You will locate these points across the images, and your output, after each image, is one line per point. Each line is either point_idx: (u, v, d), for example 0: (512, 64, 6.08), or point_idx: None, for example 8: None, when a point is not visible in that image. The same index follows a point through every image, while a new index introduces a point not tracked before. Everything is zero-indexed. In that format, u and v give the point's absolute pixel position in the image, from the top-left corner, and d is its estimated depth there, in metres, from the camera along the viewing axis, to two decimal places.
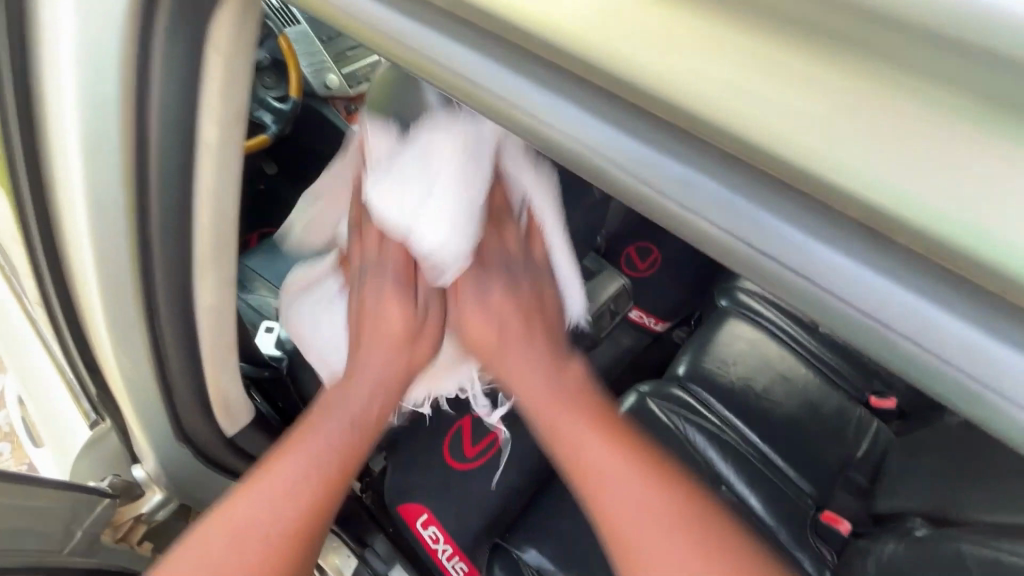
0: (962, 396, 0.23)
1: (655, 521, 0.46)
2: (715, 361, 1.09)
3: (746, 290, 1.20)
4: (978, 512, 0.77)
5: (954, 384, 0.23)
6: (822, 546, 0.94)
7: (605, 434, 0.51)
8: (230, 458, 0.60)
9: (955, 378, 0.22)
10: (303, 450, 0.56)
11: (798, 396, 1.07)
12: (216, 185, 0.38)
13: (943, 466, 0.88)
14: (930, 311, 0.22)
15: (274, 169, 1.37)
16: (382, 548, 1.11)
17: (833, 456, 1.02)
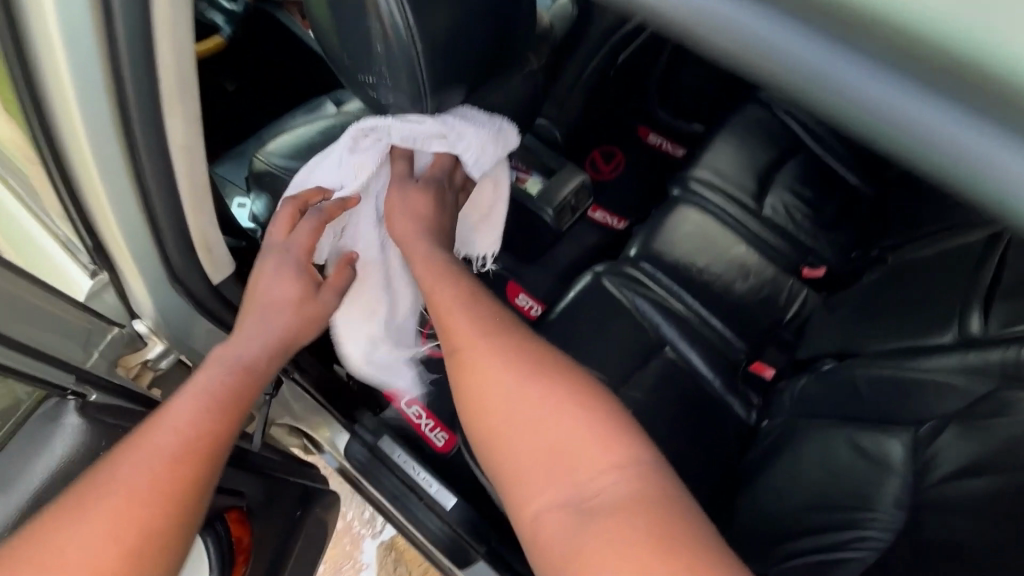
0: (965, 175, 0.28)
1: (569, 434, 0.62)
2: (666, 240, 1.20)
3: (698, 179, 1.31)
4: (876, 344, 0.90)
5: (946, 154, 0.29)
6: (750, 392, 1.08)
7: (531, 376, 0.67)
8: (217, 305, 0.73)
9: (920, 133, 0.29)
10: (101, 473, 0.59)
11: (738, 269, 1.18)
12: (175, 21, 0.44)
13: (857, 313, 1.01)
14: (866, 83, 0.29)
15: (235, 87, 1.36)
16: (370, 421, 1.22)
17: (764, 320, 1.14)
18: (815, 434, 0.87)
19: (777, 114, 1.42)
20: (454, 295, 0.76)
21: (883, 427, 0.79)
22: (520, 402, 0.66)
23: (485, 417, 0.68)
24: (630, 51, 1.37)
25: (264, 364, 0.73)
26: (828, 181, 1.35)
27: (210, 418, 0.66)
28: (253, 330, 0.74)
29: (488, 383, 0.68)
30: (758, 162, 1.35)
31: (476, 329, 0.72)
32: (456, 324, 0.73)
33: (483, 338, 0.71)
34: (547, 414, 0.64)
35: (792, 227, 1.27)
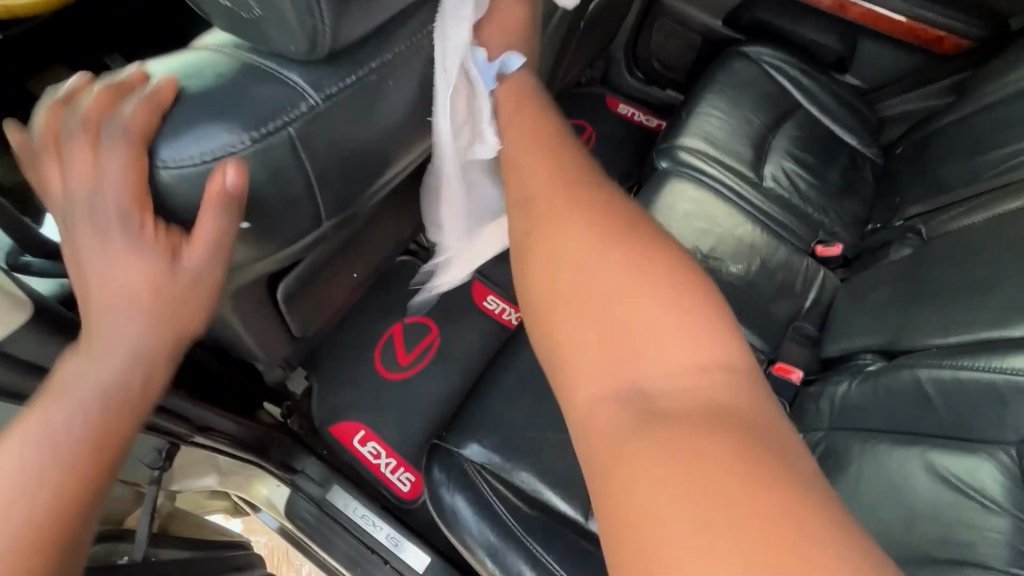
0: None
1: (675, 372, 0.38)
2: (659, 224, 1.00)
3: (687, 149, 1.11)
4: (932, 338, 0.74)
5: None
6: (773, 398, 0.91)
7: (635, 276, 0.42)
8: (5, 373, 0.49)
9: None
10: None
11: (746, 252, 1.00)
12: None
13: (899, 296, 0.84)
14: None
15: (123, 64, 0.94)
16: (316, 471, 0.98)
17: (780, 310, 0.97)
18: (873, 453, 0.70)
19: (766, 71, 1.24)
20: (541, 167, 0.52)
21: (964, 445, 0.63)
22: (599, 287, 0.42)
23: (546, 244, 0.46)
24: (599, 2, 1.15)
25: (106, 435, 0.42)
26: (830, 145, 1.19)
27: (83, 463, 0.41)
28: (104, 355, 0.43)
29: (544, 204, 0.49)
30: (752, 126, 1.17)
31: (546, 177, 0.51)
32: (541, 194, 0.50)
33: (569, 211, 0.47)
34: (652, 324, 0.40)
35: (797, 199, 1.10)
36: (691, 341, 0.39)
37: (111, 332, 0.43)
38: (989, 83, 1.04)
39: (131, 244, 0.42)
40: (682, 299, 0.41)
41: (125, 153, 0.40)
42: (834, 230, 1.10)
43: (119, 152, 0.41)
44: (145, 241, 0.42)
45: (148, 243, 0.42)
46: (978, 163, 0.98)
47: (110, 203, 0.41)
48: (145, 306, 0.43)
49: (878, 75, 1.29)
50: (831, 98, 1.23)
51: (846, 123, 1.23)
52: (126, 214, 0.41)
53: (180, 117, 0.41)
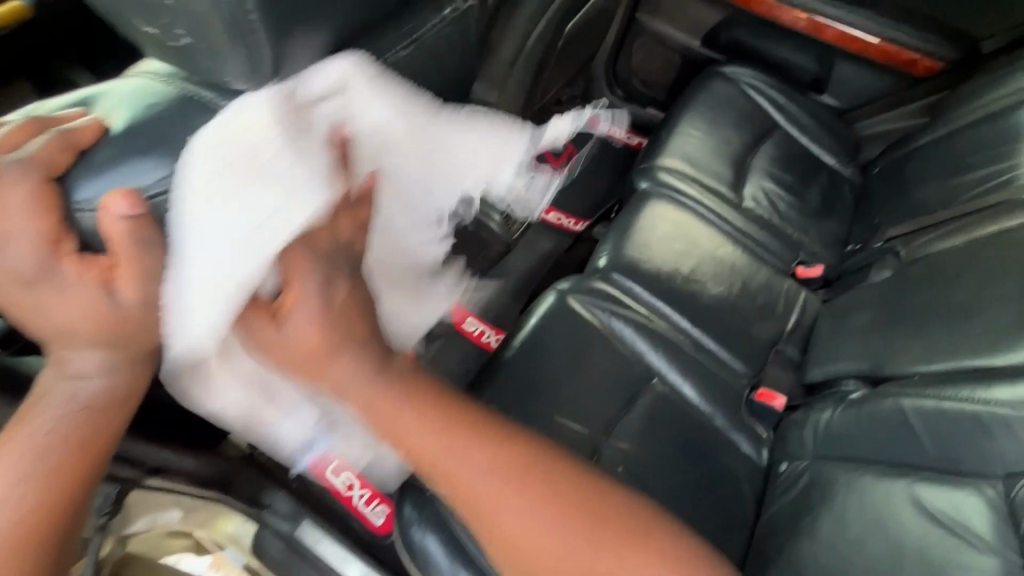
0: None
1: (609, 569, 0.45)
2: (639, 245, 0.98)
3: (667, 169, 1.10)
4: (915, 365, 0.73)
5: None
6: (756, 425, 0.88)
7: (566, 514, 0.47)
8: None
9: None
10: None
11: (727, 273, 0.99)
12: None
13: (880, 320, 0.83)
14: None
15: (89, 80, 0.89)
16: (284, 506, 0.93)
17: (762, 332, 0.95)
18: (859, 485, 0.68)
19: (744, 91, 1.24)
20: (399, 396, 0.48)
21: (952, 479, 0.62)
22: (536, 540, 0.46)
23: (470, 519, 0.47)
24: (577, 22, 1.14)
25: (64, 466, 0.46)
26: (809, 165, 1.20)
27: (76, 460, 0.46)
28: (66, 390, 0.46)
29: (439, 472, 0.47)
30: (731, 146, 1.16)
31: (426, 419, 0.48)
32: (458, 473, 0.47)
33: (486, 475, 0.47)
34: (565, 531, 0.46)
35: (777, 220, 1.10)
36: (598, 528, 0.47)
37: (73, 367, 0.45)
38: (963, 105, 1.05)
39: (54, 289, 0.43)
40: (563, 483, 0.48)
41: (26, 182, 0.42)
42: (815, 250, 1.09)
43: (25, 188, 0.42)
44: (69, 278, 0.43)
45: (68, 277, 0.43)
46: (955, 185, 0.98)
47: (22, 253, 0.42)
48: (94, 342, 0.45)
49: (854, 94, 1.29)
50: (808, 118, 1.24)
51: (824, 142, 1.23)
52: (43, 262, 0.42)
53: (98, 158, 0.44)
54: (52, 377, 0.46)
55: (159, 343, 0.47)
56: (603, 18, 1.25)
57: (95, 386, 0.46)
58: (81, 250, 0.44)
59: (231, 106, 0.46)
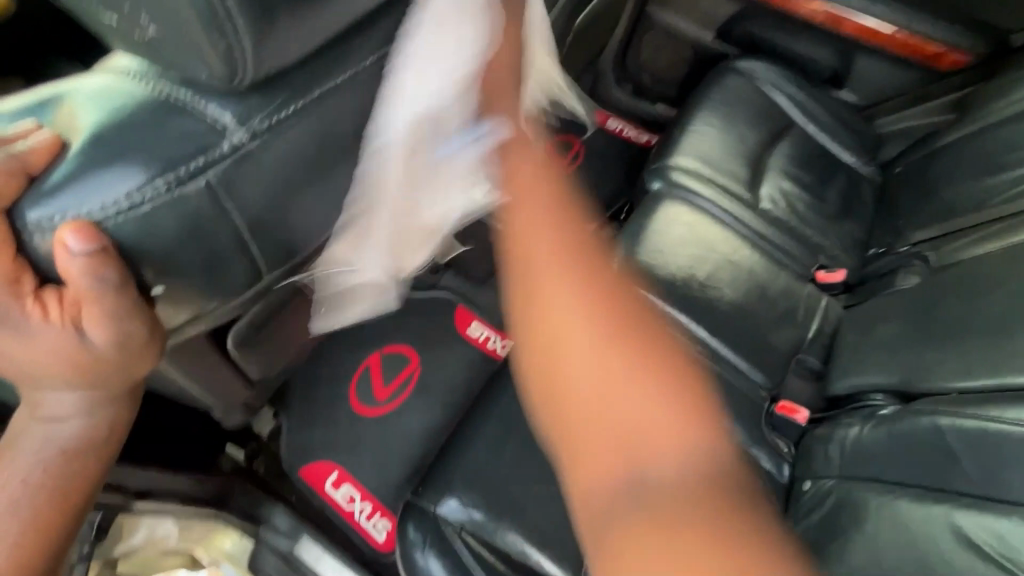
0: None
1: (652, 410, 0.43)
2: (652, 249, 0.94)
3: (681, 169, 1.05)
4: (951, 381, 0.69)
5: None
6: (776, 439, 0.84)
7: (661, 377, 0.45)
8: None
9: None
10: None
11: (745, 279, 0.94)
12: None
13: (910, 330, 0.79)
14: None
15: None
16: (282, 521, 0.89)
17: (782, 341, 0.91)
18: (890, 509, 0.64)
19: (760, 86, 1.19)
20: (515, 149, 0.56)
21: (990, 505, 0.57)
22: (594, 367, 0.45)
23: (518, 277, 0.50)
24: (586, 15, 1.09)
25: (38, 517, 0.44)
26: (828, 164, 1.15)
27: (55, 502, 0.44)
28: (41, 435, 0.44)
29: (536, 288, 0.48)
30: (747, 144, 1.12)
31: (526, 191, 0.53)
32: (536, 263, 0.49)
33: (574, 273, 0.49)
34: (635, 375, 0.45)
35: (796, 222, 1.05)
36: (668, 374, 0.45)
37: (48, 410, 0.43)
38: (995, 101, 1.00)
39: (18, 335, 0.38)
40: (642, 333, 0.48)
41: None
42: (835, 254, 1.04)
43: None
44: (32, 321, 0.37)
45: (33, 319, 0.37)
46: (986, 187, 0.93)
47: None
48: (69, 384, 0.42)
49: (874, 90, 1.24)
50: (827, 115, 1.19)
51: (844, 140, 1.18)
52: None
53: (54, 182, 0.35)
54: (27, 419, 0.44)
55: (137, 384, 0.45)
56: (612, 11, 1.21)
57: (70, 431, 0.44)
58: (45, 287, 0.38)
59: (218, 112, 0.37)
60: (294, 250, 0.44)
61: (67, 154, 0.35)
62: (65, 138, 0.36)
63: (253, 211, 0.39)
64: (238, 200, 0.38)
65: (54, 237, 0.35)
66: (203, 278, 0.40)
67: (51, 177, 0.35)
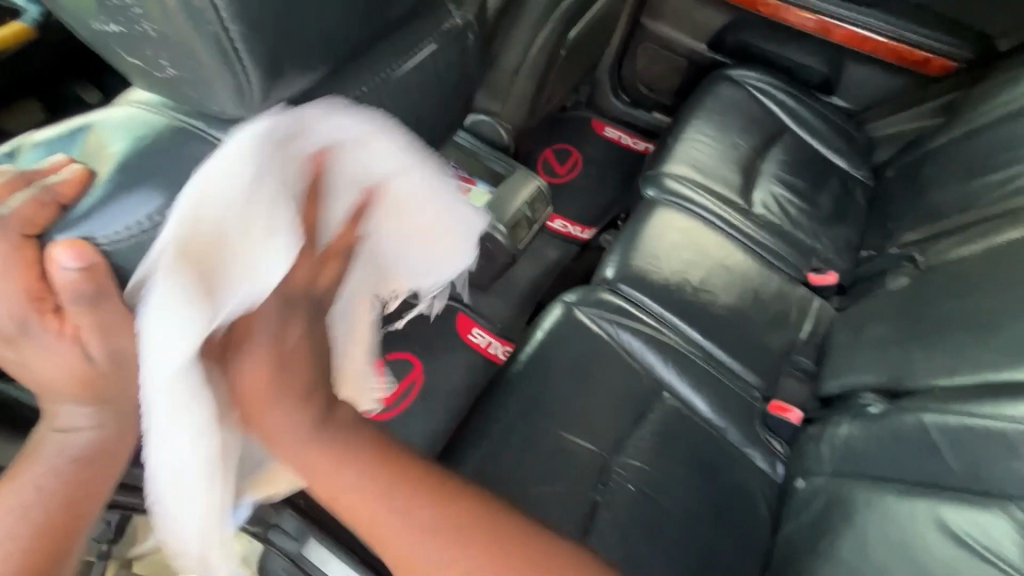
0: None
1: None
2: (646, 256, 0.96)
3: (674, 176, 1.08)
4: (937, 379, 0.71)
5: None
6: (770, 439, 0.86)
7: (463, 549, 0.42)
8: None
9: None
10: None
11: (738, 283, 0.96)
12: None
13: (898, 331, 0.81)
14: None
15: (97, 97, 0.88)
16: (291, 524, 0.92)
17: (776, 342, 0.93)
18: (879, 504, 0.66)
19: (752, 95, 1.22)
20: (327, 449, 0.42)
21: (973, 499, 0.60)
22: (427, 554, 0.41)
23: (357, 531, 0.42)
24: (581, 29, 1.13)
25: (46, 535, 0.40)
26: (819, 169, 1.17)
27: (64, 517, 0.42)
28: (55, 446, 0.43)
29: (366, 516, 0.41)
30: (740, 151, 1.14)
31: (328, 454, 0.42)
32: (341, 475, 0.42)
33: (355, 475, 0.42)
34: (443, 558, 0.41)
35: (789, 226, 1.07)
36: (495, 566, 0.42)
37: (62, 421, 0.43)
38: (980, 106, 1.03)
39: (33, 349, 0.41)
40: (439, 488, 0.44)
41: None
42: (827, 256, 1.07)
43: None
44: (45, 336, 0.40)
45: (48, 335, 0.40)
46: (975, 188, 0.95)
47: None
48: (82, 399, 0.43)
49: (865, 96, 1.27)
50: (818, 121, 1.21)
51: (835, 145, 1.21)
52: (20, 318, 0.39)
53: (82, 208, 0.39)
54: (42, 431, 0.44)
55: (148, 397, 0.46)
56: (607, 24, 1.24)
57: (85, 440, 0.44)
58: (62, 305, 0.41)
59: (229, 139, 0.41)
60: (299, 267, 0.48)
61: (96, 182, 0.39)
62: (94, 169, 0.40)
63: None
64: None
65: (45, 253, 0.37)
66: None
67: (82, 206, 0.39)
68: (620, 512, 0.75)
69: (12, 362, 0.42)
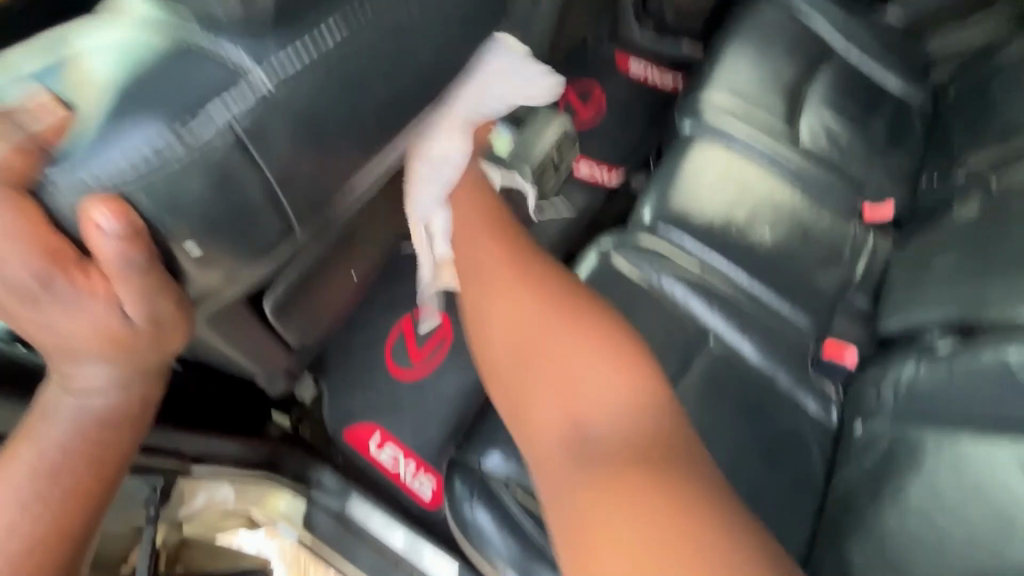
0: None
1: (620, 446, 0.50)
2: (686, 195, 0.90)
3: (714, 107, 0.99)
4: (1017, 313, 0.65)
5: None
6: (824, 382, 0.81)
7: (614, 393, 0.54)
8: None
9: None
10: None
11: (786, 220, 0.90)
12: None
13: (969, 263, 0.74)
14: None
15: None
16: (332, 482, 0.93)
17: (828, 282, 0.87)
18: (952, 448, 0.61)
19: (796, 13, 1.10)
20: (499, 247, 0.69)
21: None
22: (571, 360, 0.57)
23: (483, 311, 0.66)
24: None
25: (78, 485, 0.44)
26: (872, 92, 1.07)
27: (94, 469, 0.45)
28: (72, 406, 0.43)
29: (522, 310, 0.63)
30: (784, 76, 1.04)
31: (493, 254, 0.69)
32: (505, 300, 0.65)
33: (517, 279, 0.66)
34: (591, 385, 0.55)
35: (840, 157, 0.99)
36: (636, 424, 0.52)
37: (79, 382, 0.43)
38: None
39: (59, 307, 0.38)
40: (604, 349, 0.58)
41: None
42: (882, 188, 0.98)
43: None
44: (73, 293, 0.37)
45: (74, 293, 0.37)
46: None
47: (15, 268, 0.36)
48: (98, 359, 0.41)
49: (924, 6, 1.14)
50: (871, 38, 1.10)
51: (890, 64, 1.09)
52: (43, 276, 0.36)
53: (68, 148, 0.34)
54: (58, 392, 0.43)
55: (166, 359, 0.45)
56: None
57: (103, 402, 0.44)
58: (83, 258, 0.37)
59: (238, 55, 0.35)
60: (330, 205, 0.43)
61: (77, 120, 0.33)
62: (69, 105, 0.34)
63: (280, 167, 0.37)
64: (269, 148, 0.36)
65: (81, 214, 0.34)
66: (237, 235, 0.38)
67: (67, 146, 0.33)
68: None
69: (37, 320, 0.39)
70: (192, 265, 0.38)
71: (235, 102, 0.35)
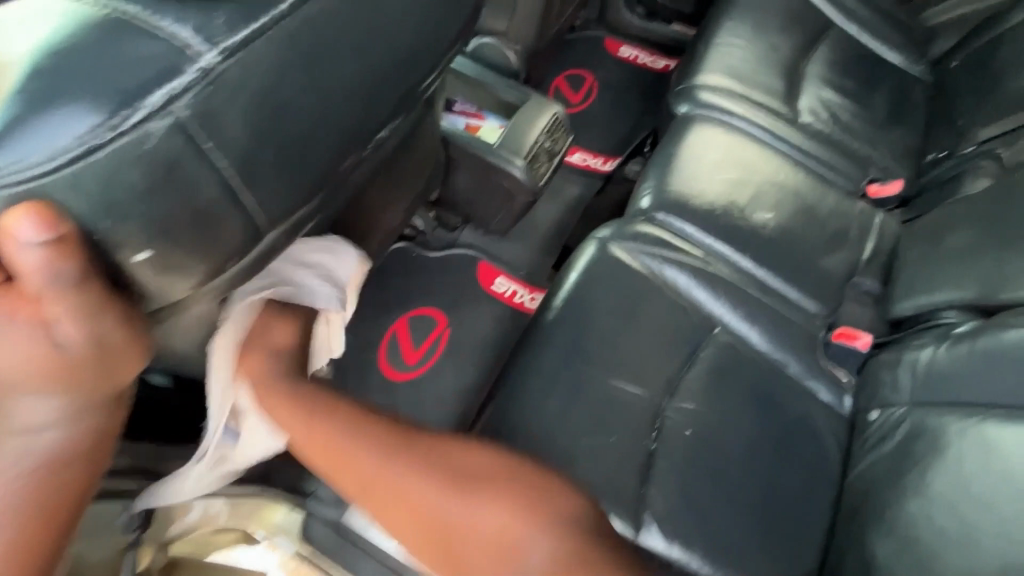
0: None
1: (477, 521, 0.51)
2: (685, 180, 0.86)
3: (711, 88, 0.95)
4: None
5: None
6: (836, 369, 0.78)
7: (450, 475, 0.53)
8: None
9: None
10: None
11: (790, 202, 0.86)
12: None
13: (985, 239, 0.71)
14: None
15: None
16: (329, 492, 0.89)
17: (836, 265, 0.84)
18: (980, 435, 0.58)
19: None
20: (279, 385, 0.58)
21: None
22: (421, 478, 0.53)
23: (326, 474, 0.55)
24: None
25: (26, 542, 0.36)
26: (871, 67, 1.03)
27: (46, 521, 0.37)
28: (12, 450, 0.36)
29: (342, 454, 0.54)
30: (781, 52, 1.00)
31: (281, 404, 0.57)
32: (344, 453, 0.54)
33: (314, 413, 0.56)
34: (437, 484, 0.52)
35: (841, 135, 0.95)
36: (486, 496, 0.52)
37: (16, 420, 0.35)
38: None
39: None
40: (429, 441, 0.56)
41: None
42: (887, 165, 0.95)
43: None
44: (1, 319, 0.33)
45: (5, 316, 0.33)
46: None
47: None
48: (40, 389, 0.35)
49: None
50: (869, 10, 1.06)
51: (889, 37, 1.05)
52: None
53: None
54: None
55: (125, 384, 0.38)
56: None
57: (50, 439, 0.36)
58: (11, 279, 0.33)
59: (177, 29, 0.31)
60: (305, 203, 0.37)
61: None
62: None
63: (244, 150, 0.33)
64: (222, 134, 0.32)
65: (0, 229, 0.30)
66: (195, 236, 0.33)
67: None
68: (679, 459, 0.69)
69: None
70: (143, 268, 0.33)
71: (181, 74, 0.31)
